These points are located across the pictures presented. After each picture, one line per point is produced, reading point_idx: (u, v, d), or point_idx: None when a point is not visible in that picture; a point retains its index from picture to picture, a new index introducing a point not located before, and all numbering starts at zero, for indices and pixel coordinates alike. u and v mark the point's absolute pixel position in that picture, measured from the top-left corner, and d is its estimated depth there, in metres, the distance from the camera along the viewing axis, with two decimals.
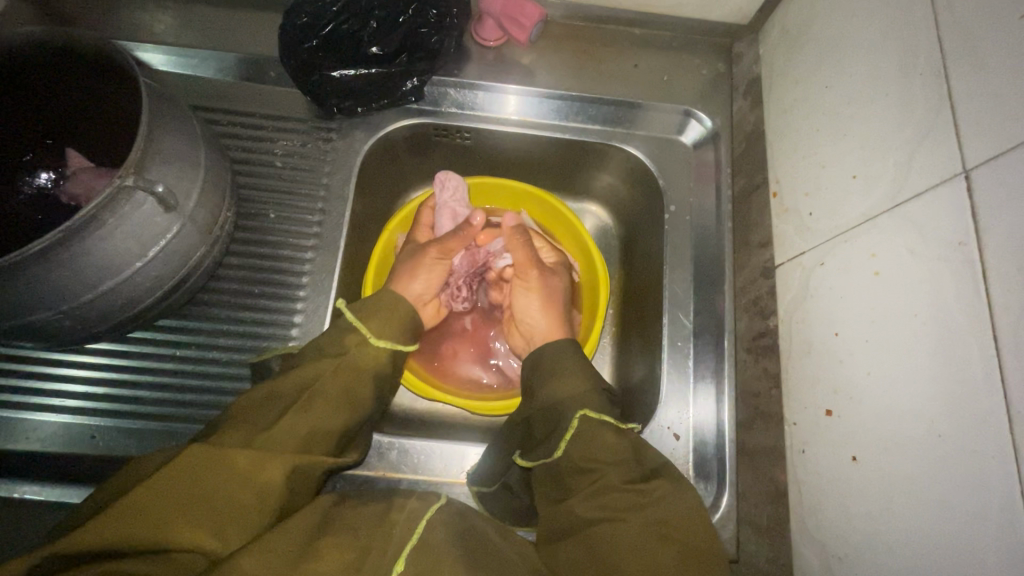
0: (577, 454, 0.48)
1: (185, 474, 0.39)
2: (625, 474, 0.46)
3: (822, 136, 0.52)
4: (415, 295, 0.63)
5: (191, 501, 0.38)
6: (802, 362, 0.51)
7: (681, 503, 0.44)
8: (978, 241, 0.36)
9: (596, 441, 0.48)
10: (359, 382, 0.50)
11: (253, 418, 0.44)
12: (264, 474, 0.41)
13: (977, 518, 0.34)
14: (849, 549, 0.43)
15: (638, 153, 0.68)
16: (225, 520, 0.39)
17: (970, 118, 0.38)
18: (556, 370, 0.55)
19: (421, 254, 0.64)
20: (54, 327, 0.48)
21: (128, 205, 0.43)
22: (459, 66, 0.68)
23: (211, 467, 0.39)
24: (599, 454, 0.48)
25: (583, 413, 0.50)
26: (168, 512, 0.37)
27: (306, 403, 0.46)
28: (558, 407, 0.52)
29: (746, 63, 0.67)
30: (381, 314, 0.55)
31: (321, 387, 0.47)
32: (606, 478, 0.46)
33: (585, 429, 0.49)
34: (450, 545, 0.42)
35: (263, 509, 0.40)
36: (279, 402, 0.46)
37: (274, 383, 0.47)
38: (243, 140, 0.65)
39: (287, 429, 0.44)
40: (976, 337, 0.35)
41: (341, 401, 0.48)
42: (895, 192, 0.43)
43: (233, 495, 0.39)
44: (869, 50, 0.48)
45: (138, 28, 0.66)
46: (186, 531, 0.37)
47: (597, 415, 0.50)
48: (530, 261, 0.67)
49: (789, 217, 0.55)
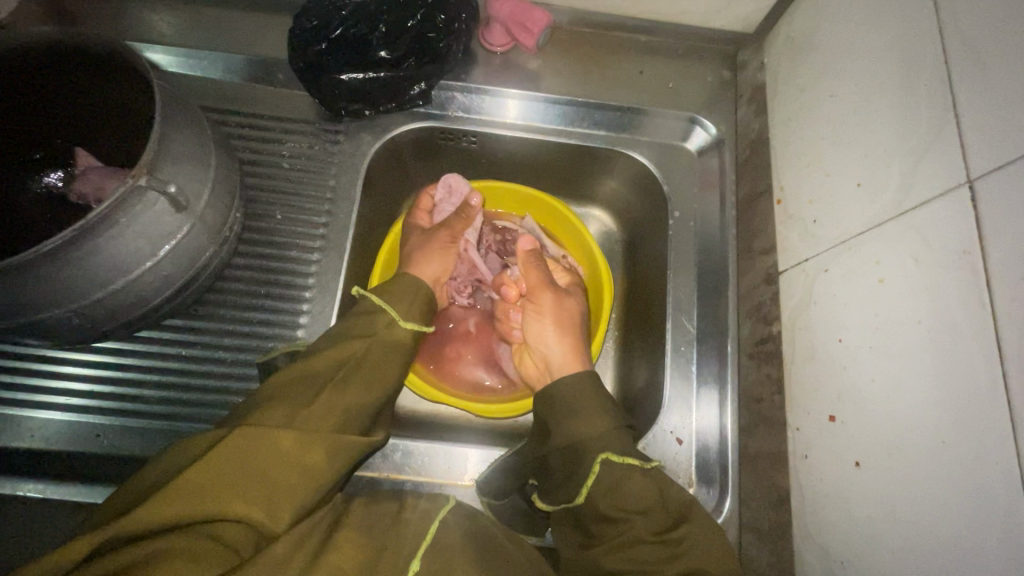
0: (602, 494, 0.49)
1: (239, 457, 0.38)
2: (654, 523, 0.47)
3: (827, 144, 0.52)
4: (431, 276, 0.64)
5: (246, 480, 0.38)
6: (806, 368, 0.51)
7: (709, 549, 0.46)
8: (982, 250, 0.36)
9: (625, 482, 0.49)
10: (387, 365, 0.51)
11: (294, 396, 0.45)
12: (309, 454, 0.41)
13: (980, 524, 0.34)
14: (851, 553, 0.44)
15: (643, 159, 0.69)
16: (276, 497, 0.39)
17: (973, 129, 0.39)
18: (574, 409, 0.54)
19: (435, 241, 0.67)
20: (63, 325, 0.48)
21: (141, 204, 0.43)
22: (467, 71, 0.68)
23: (263, 450, 0.39)
24: (626, 504, 0.48)
25: (605, 456, 0.50)
26: (225, 489, 0.37)
27: (340, 383, 0.47)
28: (581, 442, 0.52)
29: (750, 71, 0.68)
30: (404, 296, 0.55)
31: (353, 371, 0.48)
32: (632, 529, 0.47)
33: (608, 473, 0.49)
34: (461, 546, 0.43)
35: (309, 489, 0.40)
36: (314, 380, 0.47)
37: (308, 363, 0.48)
38: (251, 141, 0.65)
39: (324, 407, 0.45)
40: (980, 345, 0.35)
41: (371, 382, 0.49)
42: (899, 200, 0.44)
43: (283, 475, 0.39)
44: (874, 60, 0.49)
45: (147, 29, 0.66)
46: (242, 506, 0.38)
47: (621, 458, 0.50)
48: (542, 283, 0.66)
49: (793, 224, 0.56)
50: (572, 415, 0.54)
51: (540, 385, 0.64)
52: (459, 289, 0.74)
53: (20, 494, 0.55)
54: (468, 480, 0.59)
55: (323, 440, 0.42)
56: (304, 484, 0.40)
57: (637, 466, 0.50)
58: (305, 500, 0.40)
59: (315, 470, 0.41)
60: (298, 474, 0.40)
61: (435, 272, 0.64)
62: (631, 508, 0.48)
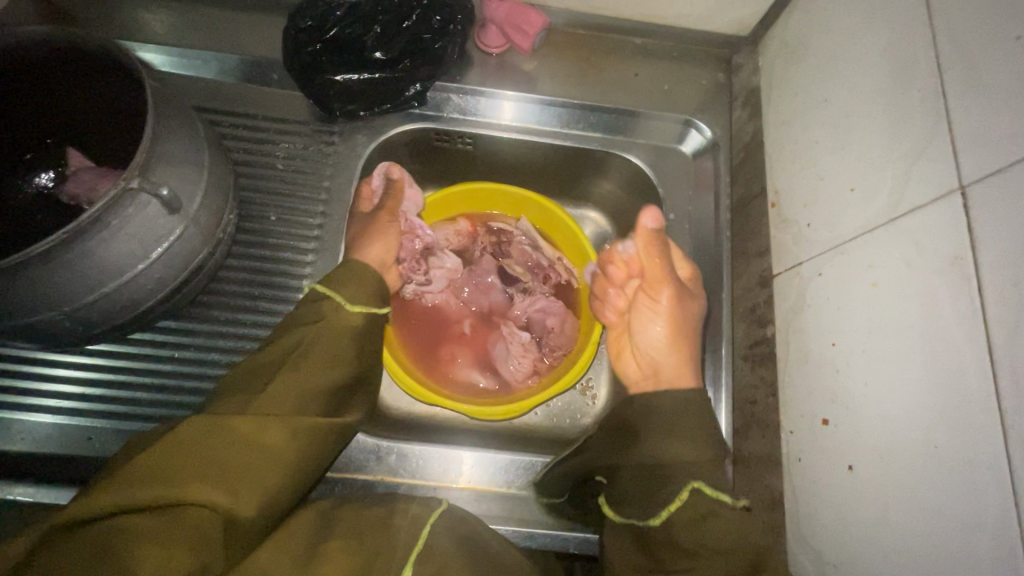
0: (678, 521, 0.48)
1: (189, 442, 0.39)
2: (731, 562, 0.45)
3: (821, 148, 0.53)
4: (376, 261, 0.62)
5: (200, 463, 0.38)
6: (799, 370, 0.51)
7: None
8: (974, 255, 0.37)
9: (706, 518, 0.47)
10: (343, 345, 0.51)
11: (250, 387, 0.46)
12: (264, 435, 0.41)
13: (971, 527, 0.35)
14: (845, 556, 0.44)
15: (638, 161, 0.69)
16: (236, 477, 0.39)
17: (965, 135, 0.39)
18: (671, 427, 0.52)
19: (375, 224, 0.63)
20: (54, 328, 0.47)
21: (133, 206, 0.43)
22: (462, 72, 0.68)
23: (215, 432, 0.40)
24: (705, 539, 0.46)
25: (696, 486, 0.48)
26: (176, 473, 0.37)
27: (293, 366, 0.47)
28: (671, 468, 0.50)
29: (744, 75, 0.68)
30: (349, 280, 0.54)
31: (306, 354, 0.48)
32: (709, 566, 0.46)
33: (696, 504, 0.48)
34: (453, 552, 0.43)
35: (273, 472, 0.40)
36: (268, 370, 0.47)
37: (262, 354, 0.49)
38: (245, 142, 0.65)
39: (279, 393, 0.45)
40: (972, 349, 0.36)
41: (328, 364, 0.49)
42: (892, 205, 0.44)
43: (238, 456, 0.39)
44: (869, 65, 0.49)
45: (140, 28, 0.66)
46: (197, 488, 0.37)
47: (712, 492, 0.48)
48: (665, 277, 0.61)
49: (787, 227, 0.56)
50: (668, 433, 0.51)
51: (636, 387, 0.62)
52: (413, 270, 0.70)
53: (8, 498, 0.54)
54: (464, 482, 0.59)
55: (281, 420, 0.42)
56: (265, 467, 0.40)
57: (726, 506, 0.47)
58: (267, 483, 0.40)
59: (274, 450, 0.41)
60: (257, 455, 0.40)
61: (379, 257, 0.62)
62: (711, 543, 0.46)
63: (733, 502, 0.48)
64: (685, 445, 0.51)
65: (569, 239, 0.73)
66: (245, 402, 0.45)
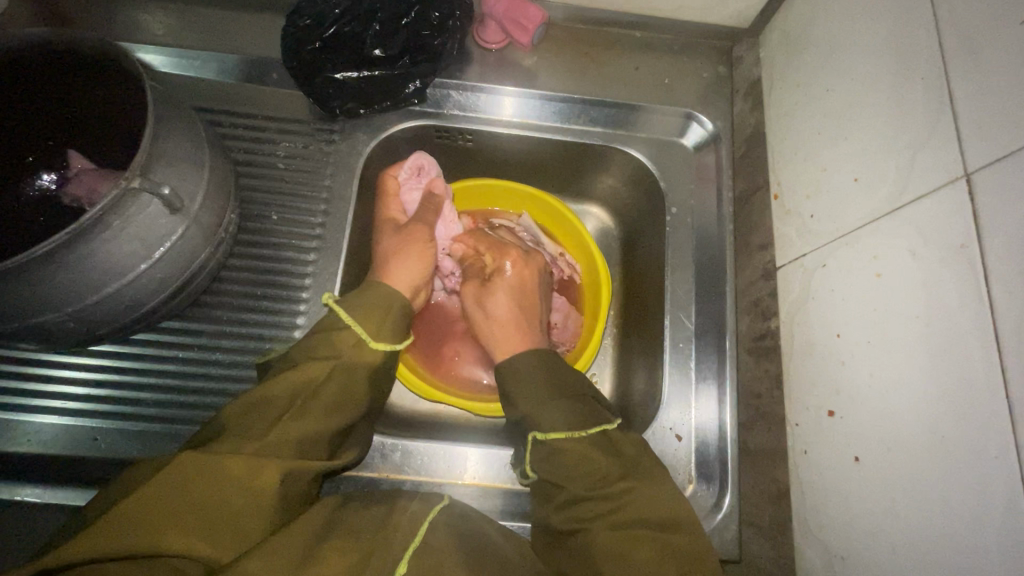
0: (541, 466, 0.50)
1: (178, 486, 0.39)
2: (597, 478, 0.48)
3: (824, 138, 0.52)
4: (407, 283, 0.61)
5: (185, 509, 0.38)
6: (803, 362, 0.51)
7: (658, 501, 0.47)
8: (980, 243, 0.36)
9: (559, 453, 0.50)
10: (350, 386, 0.49)
11: (246, 423, 0.44)
12: (256, 480, 0.40)
13: (978, 519, 0.34)
14: (852, 547, 0.44)
15: (639, 155, 0.69)
16: (218, 525, 0.39)
17: (969, 122, 0.39)
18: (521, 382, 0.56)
19: (410, 241, 0.63)
20: (60, 329, 0.48)
21: (134, 206, 0.43)
22: (462, 68, 0.68)
23: (203, 475, 0.39)
24: (560, 472, 0.49)
25: (534, 435, 0.52)
26: (160, 520, 0.37)
27: (298, 408, 0.46)
28: (519, 417, 0.54)
29: (746, 66, 0.68)
30: (372, 310, 0.53)
31: (312, 395, 0.47)
32: (569, 493, 0.48)
33: (545, 446, 0.51)
34: (451, 547, 0.43)
35: (260, 519, 0.40)
36: (272, 405, 0.46)
37: (267, 389, 0.46)
38: (245, 142, 0.65)
39: (280, 435, 0.44)
40: (978, 337, 0.35)
41: (335, 405, 0.48)
42: (896, 195, 0.44)
43: (224, 504, 0.39)
44: (870, 54, 0.48)
45: (140, 29, 0.66)
46: (179, 539, 0.37)
47: (545, 434, 0.51)
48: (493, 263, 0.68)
49: (790, 219, 0.55)
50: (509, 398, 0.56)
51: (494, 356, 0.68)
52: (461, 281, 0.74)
53: (18, 498, 0.54)
54: (469, 478, 0.59)
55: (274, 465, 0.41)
56: (252, 517, 0.40)
57: (568, 436, 0.51)
58: (252, 530, 0.40)
59: (264, 500, 0.40)
60: (247, 504, 0.40)
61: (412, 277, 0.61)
62: (569, 475, 0.49)
63: (574, 432, 0.51)
64: (532, 393, 0.54)
65: (577, 243, 0.74)
66: (241, 438, 0.43)
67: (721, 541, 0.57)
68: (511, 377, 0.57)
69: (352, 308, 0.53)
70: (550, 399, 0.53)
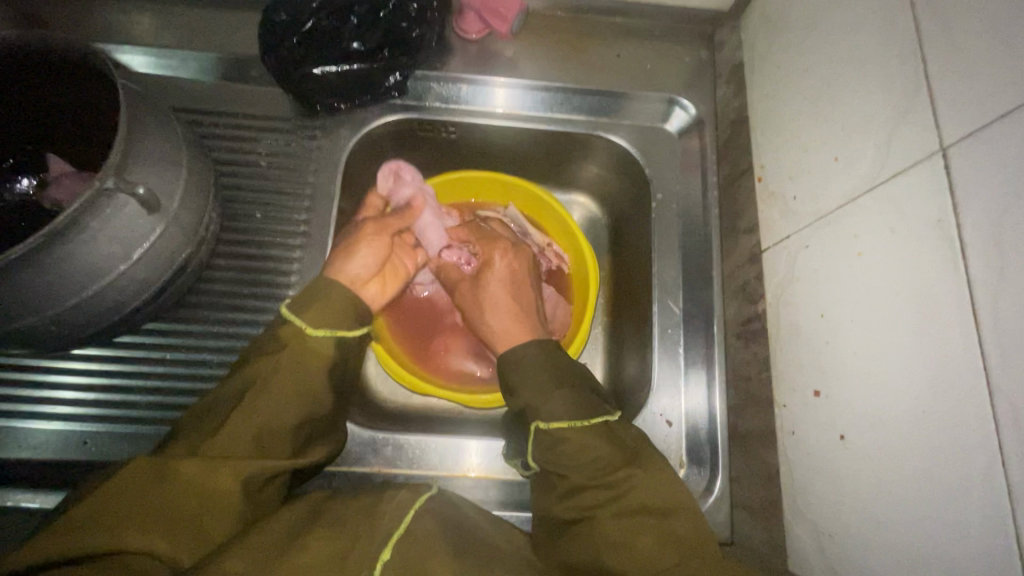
0: (546, 454, 0.50)
1: (131, 489, 0.38)
2: (602, 466, 0.48)
3: (805, 119, 0.52)
4: (354, 276, 0.57)
5: (141, 508, 0.38)
6: (789, 344, 0.51)
7: (654, 490, 0.46)
8: (956, 217, 0.36)
9: (562, 443, 0.50)
10: (306, 380, 0.48)
11: (200, 427, 0.44)
12: (213, 480, 0.40)
13: (961, 491, 0.35)
14: (839, 524, 0.44)
15: (623, 142, 0.68)
16: (178, 525, 0.39)
17: (945, 96, 0.39)
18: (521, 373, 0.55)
19: (362, 233, 0.60)
20: (43, 333, 0.48)
21: (110, 207, 0.43)
22: (442, 60, 0.67)
23: (158, 478, 0.39)
24: (563, 462, 0.49)
25: (536, 425, 0.51)
26: (113, 521, 0.37)
27: (249, 403, 0.45)
28: (522, 408, 0.53)
29: (728, 50, 0.67)
30: (313, 303, 0.51)
31: (266, 390, 0.46)
32: (574, 480, 0.48)
33: (549, 437, 0.50)
34: (439, 535, 0.43)
35: (222, 516, 0.40)
36: (225, 406, 0.46)
37: (216, 394, 0.47)
38: (227, 140, 0.65)
39: (234, 432, 0.44)
40: (956, 312, 0.36)
41: (292, 397, 0.47)
42: (875, 172, 0.43)
43: (184, 503, 0.39)
44: (848, 32, 0.48)
45: (117, 29, 0.65)
46: (138, 537, 0.37)
47: (548, 424, 0.51)
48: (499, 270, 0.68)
49: (774, 201, 0.55)
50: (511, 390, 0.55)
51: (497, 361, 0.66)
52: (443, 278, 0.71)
53: (12, 504, 0.54)
54: (461, 470, 0.59)
55: (231, 464, 0.41)
56: (212, 515, 0.40)
57: (574, 426, 0.50)
58: (212, 529, 0.40)
59: (221, 498, 0.40)
60: (204, 503, 0.40)
61: (362, 271, 0.58)
62: (572, 463, 0.49)
63: (578, 421, 0.50)
64: (534, 385, 0.54)
65: (566, 235, 0.74)
66: (198, 443, 0.43)
67: (713, 523, 0.57)
68: (512, 372, 0.56)
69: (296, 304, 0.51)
70: (553, 389, 0.53)
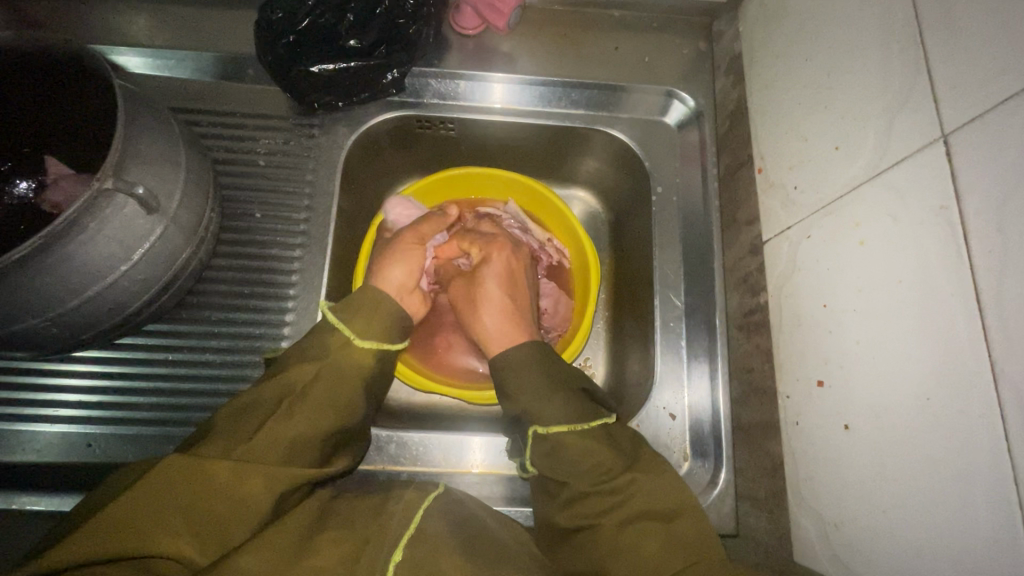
0: (546, 461, 0.50)
1: (164, 488, 0.39)
2: (608, 471, 0.48)
3: (804, 108, 0.52)
4: (395, 284, 0.62)
5: (171, 510, 0.38)
6: (793, 334, 0.51)
7: (660, 492, 0.47)
8: (958, 203, 0.36)
9: (564, 448, 0.50)
10: (340, 391, 0.49)
11: (234, 429, 0.45)
12: (242, 486, 0.40)
13: (966, 477, 0.35)
14: (845, 515, 0.44)
15: (622, 136, 0.68)
16: (201, 528, 0.39)
17: (945, 84, 0.38)
18: (514, 374, 0.56)
19: (400, 245, 0.64)
20: (43, 335, 0.48)
21: (110, 207, 0.42)
22: (440, 56, 0.67)
23: (191, 480, 0.39)
24: (566, 468, 0.49)
25: (535, 429, 0.52)
26: (143, 521, 0.37)
27: (287, 410, 0.46)
28: (520, 417, 0.53)
29: (726, 41, 0.67)
30: (362, 313, 0.54)
31: (302, 397, 0.47)
32: (575, 485, 0.48)
33: (550, 442, 0.51)
34: (445, 533, 0.42)
35: (246, 522, 0.40)
36: (262, 408, 0.46)
37: (252, 394, 0.47)
38: (224, 140, 0.64)
39: (266, 439, 0.44)
40: (959, 298, 0.35)
41: (322, 410, 0.47)
42: (876, 160, 0.43)
43: (210, 506, 0.39)
44: (847, 21, 0.48)
45: (112, 30, 0.65)
46: (165, 541, 0.37)
47: (546, 428, 0.51)
48: (503, 267, 0.67)
49: (775, 192, 0.55)
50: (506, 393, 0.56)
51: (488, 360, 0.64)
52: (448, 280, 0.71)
53: (16, 507, 0.54)
54: (467, 467, 0.59)
55: (261, 469, 0.41)
56: (234, 520, 0.39)
57: (572, 429, 0.50)
58: (235, 534, 0.39)
59: (246, 502, 0.40)
60: (231, 507, 0.40)
61: (400, 279, 0.62)
62: (574, 471, 0.49)
63: (578, 423, 0.51)
64: (531, 388, 0.54)
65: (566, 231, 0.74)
66: (231, 446, 0.43)
67: (718, 515, 0.57)
68: (507, 369, 0.57)
69: (344, 313, 0.54)
70: (550, 392, 0.53)
